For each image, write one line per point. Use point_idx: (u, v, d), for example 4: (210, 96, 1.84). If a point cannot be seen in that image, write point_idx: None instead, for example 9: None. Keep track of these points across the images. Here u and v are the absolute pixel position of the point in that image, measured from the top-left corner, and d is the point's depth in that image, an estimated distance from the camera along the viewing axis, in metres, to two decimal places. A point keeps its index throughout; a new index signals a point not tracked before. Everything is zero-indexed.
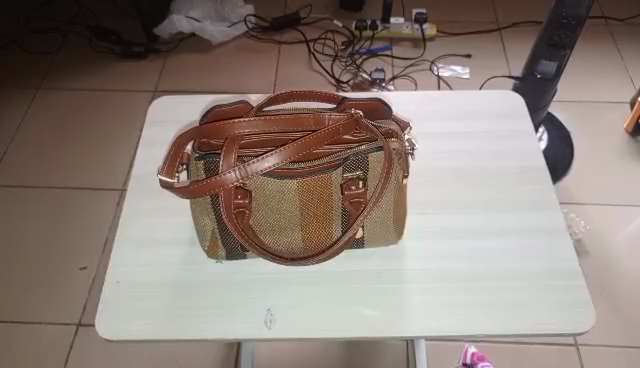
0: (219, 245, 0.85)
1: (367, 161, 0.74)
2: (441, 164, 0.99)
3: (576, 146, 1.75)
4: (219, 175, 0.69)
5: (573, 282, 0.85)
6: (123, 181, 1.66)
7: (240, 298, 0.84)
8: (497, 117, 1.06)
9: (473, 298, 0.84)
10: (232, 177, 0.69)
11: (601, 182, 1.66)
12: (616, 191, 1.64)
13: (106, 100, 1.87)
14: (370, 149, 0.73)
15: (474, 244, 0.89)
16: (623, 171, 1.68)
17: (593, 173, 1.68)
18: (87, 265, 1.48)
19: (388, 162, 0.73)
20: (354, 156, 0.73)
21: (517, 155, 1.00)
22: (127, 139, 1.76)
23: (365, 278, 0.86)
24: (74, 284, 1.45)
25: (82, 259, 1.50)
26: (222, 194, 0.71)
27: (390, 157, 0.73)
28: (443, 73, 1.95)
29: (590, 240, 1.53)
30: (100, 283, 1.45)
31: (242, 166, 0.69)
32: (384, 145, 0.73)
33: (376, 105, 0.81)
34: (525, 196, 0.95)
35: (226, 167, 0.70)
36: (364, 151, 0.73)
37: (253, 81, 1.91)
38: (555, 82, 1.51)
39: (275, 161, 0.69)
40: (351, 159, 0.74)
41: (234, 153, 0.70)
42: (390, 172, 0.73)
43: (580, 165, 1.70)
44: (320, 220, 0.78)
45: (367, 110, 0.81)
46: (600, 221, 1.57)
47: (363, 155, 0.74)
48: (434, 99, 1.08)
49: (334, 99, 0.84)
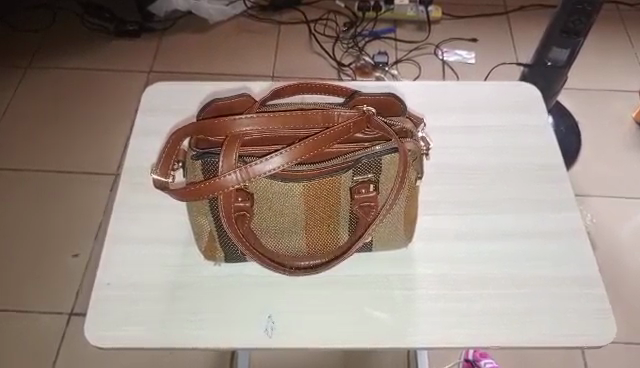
0: (217, 248, 0.80)
1: (380, 163, 0.67)
2: (454, 160, 0.93)
3: (583, 136, 1.70)
4: (217, 178, 0.63)
5: (587, 288, 0.81)
6: (117, 165, 1.60)
7: (238, 303, 0.79)
8: (513, 110, 0.99)
9: (484, 306, 0.79)
10: (232, 182, 0.63)
11: (608, 174, 1.61)
12: (625, 184, 1.59)
13: (100, 81, 1.79)
14: (385, 151, 0.67)
15: (487, 247, 0.84)
16: (631, 163, 1.63)
17: (601, 164, 1.63)
18: (79, 253, 1.43)
19: (403, 165, 0.67)
20: (367, 157, 0.67)
21: (536, 151, 0.94)
22: (122, 122, 1.69)
23: (372, 284, 0.81)
24: (66, 271, 1.40)
25: (75, 246, 1.45)
26: (221, 198, 0.66)
27: (406, 160, 0.67)
28: (449, 58, 1.88)
29: (599, 235, 1.49)
30: (94, 269, 1.41)
31: (243, 168, 0.63)
32: (399, 146, 0.66)
33: (392, 101, 0.72)
34: (541, 195, 0.89)
35: (226, 169, 0.63)
36: (377, 152, 0.67)
37: (253, 64, 1.83)
38: (565, 70, 1.46)
39: (278, 165, 0.63)
40: (362, 161, 0.67)
41: (235, 153, 0.63)
42: (406, 176, 0.67)
43: (587, 155, 1.65)
44: (326, 224, 0.72)
45: (383, 107, 0.72)
46: (609, 215, 1.52)
47: (375, 157, 0.67)
48: (447, 89, 1.01)
49: (345, 93, 0.75)
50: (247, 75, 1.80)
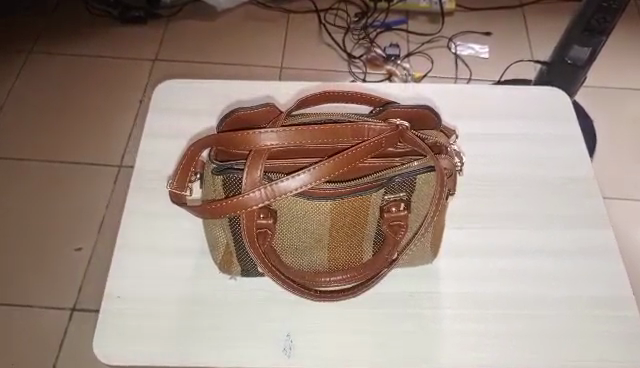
0: (233, 261, 0.76)
1: (414, 182, 0.65)
2: (481, 171, 0.89)
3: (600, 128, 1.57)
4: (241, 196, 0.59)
5: (618, 310, 0.77)
6: (122, 156, 1.55)
7: (255, 320, 0.75)
8: (539, 117, 0.95)
9: (511, 328, 0.75)
10: (256, 200, 0.59)
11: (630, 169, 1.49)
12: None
13: (104, 69, 1.73)
14: (420, 169, 0.65)
15: (514, 264, 0.81)
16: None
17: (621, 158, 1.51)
18: (83, 247, 1.39)
19: (440, 185, 0.65)
20: (401, 176, 0.64)
21: (563, 162, 0.90)
22: (126, 111, 1.64)
23: (395, 301, 0.77)
24: (69, 265, 1.36)
25: (78, 239, 1.40)
26: (243, 217, 0.62)
27: (443, 180, 0.65)
28: (462, 52, 1.83)
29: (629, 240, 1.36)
30: (98, 263, 1.37)
31: (268, 186, 0.59)
32: (436, 165, 0.64)
33: (424, 113, 0.69)
34: (569, 209, 0.85)
35: (250, 186, 0.60)
36: (412, 171, 0.64)
37: (261, 54, 1.77)
38: (585, 70, 1.39)
39: (307, 184, 0.59)
40: (395, 180, 0.65)
41: (259, 168, 0.60)
42: (442, 197, 0.65)
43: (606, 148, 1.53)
44: (351, 242, 0.69)
45: (415, 119, 0.69)
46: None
47: (410, 176, 0.65)
48: (471, 93, 0.97)
49: (373, 102, 0.72)
50: (256, 65, 1.74)
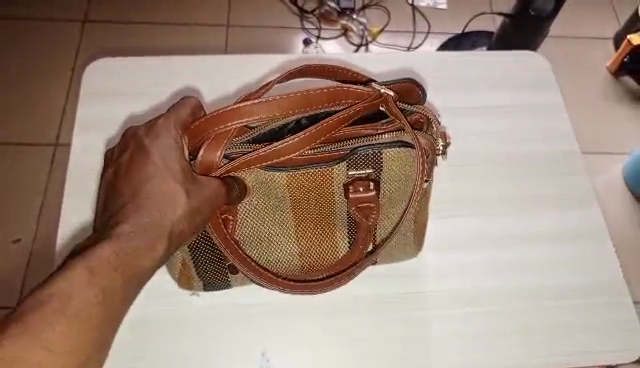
0: (192, 276, 0.67)
1: (382, 159, 0.61)
2: (459, 149, 0.81)
3: (561, 84, 1.42)
4: (203, 176, 0.58)
5: (601, 297, 0.73)
6: (61, 132, 1.32)
7: (227, 339, 0.68)
8: (519, 87, 0.86)
9: (490, 326, 0.70)
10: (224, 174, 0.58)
11: (599, 124, 1.37)
12: (614, 134, 1.36)
13: (14, 36, 1.44)
14: (389, 143, 0.61)
15: (502, 256, 0.75)
16: (616, 113, 1.39)
17: (589, 113, 1.39)
18: (20, 238, 1.20)
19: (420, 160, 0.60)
20: (365, 147, 0.60)
21: (544, 135, 0.83)
22: (56, 83, 1.39)
23: (380, 306, 0.71)
24: (6, 261, 1.18)
25: (13, 229, 1.21)
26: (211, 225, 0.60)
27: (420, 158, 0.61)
28: (419, 3, 1.62)
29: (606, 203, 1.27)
30: (42, 253, 1.19)
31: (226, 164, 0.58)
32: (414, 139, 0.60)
33: (410, 86, 0.66)
34: (553, 190, 0.79)
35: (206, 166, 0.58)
36: (378, 146, 0.60)
37: (205, 8, 1.53)
38: (548, 22, 1.22)
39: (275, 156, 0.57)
40: (359, 154, 0.60)
41: (220, 150, 0.57)
42: (422, 174, 0.61)
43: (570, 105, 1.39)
44: (320, 231, 0.66)
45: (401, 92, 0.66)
46: (623, 184, 1.29)
47: (376, 151, 0.61)
48: (444, 61, 0.87)
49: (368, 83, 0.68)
50: (194, 24, 1.50)
